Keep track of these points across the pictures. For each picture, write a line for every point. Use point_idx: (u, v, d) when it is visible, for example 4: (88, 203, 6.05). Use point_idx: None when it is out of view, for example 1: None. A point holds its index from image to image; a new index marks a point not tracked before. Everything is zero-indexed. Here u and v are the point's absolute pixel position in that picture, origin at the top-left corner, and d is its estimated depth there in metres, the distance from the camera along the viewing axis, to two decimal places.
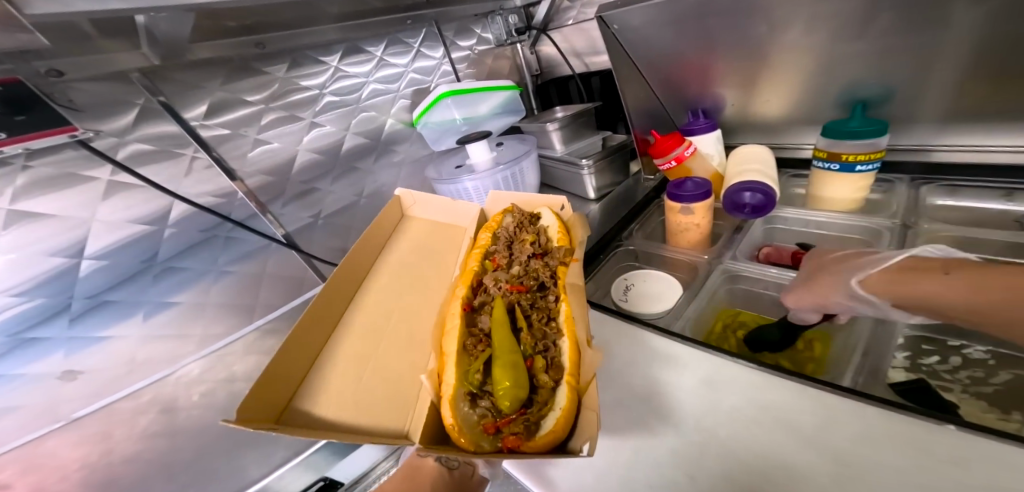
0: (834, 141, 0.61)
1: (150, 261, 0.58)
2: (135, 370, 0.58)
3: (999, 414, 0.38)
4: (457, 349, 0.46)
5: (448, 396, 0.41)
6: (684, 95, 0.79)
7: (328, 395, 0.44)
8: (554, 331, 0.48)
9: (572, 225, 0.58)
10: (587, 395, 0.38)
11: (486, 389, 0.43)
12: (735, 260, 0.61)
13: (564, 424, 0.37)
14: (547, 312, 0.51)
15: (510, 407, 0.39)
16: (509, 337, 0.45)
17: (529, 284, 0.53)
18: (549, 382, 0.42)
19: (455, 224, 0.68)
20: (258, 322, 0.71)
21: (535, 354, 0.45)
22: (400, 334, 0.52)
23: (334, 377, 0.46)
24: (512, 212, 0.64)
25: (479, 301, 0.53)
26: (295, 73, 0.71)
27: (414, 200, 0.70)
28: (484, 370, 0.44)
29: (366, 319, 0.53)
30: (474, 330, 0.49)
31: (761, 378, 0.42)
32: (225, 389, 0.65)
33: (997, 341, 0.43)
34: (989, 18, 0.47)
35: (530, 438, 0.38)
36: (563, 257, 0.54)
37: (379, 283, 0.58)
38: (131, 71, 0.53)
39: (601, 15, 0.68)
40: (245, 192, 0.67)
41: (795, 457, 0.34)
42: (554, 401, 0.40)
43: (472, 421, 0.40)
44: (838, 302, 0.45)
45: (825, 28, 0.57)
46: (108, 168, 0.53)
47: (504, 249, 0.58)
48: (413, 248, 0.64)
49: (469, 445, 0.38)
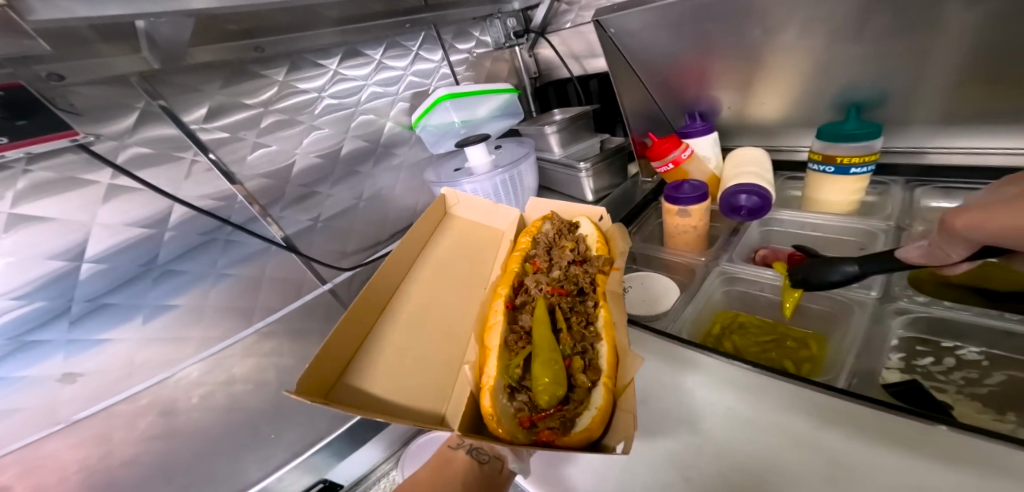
0: (829, 144, 0.62)
1: (148, 264, 0.58)
2: (134, 373, 0.58)
3: (994, 414, 0.39)
4: (499, 344, 0.47)
5: (489, 386, 0.42)
6: (681, 97, 0.80)
7: (377, 375, 0.42)
8: (593, 335, 0.48)
9: (611, 236, 0.56)
10: (623, 397, 0.38)
11: (524, 384, 0.45)
12: (731, 262, 0.62)
13: (600, 422, 0.38)
14: (586, 315, 0.51)
15: (548, 402, 0.40)
16: (550, 336, 0.45)
17: (569, 288, 0.54)
18: (587, 382, 0.42)
19: (493, 226, 0.67)
20: (257, 325, 0.70)
21: (573, 355, 0.45)
22: (442, 326, 0.51)
23: (382, 358, 0.44)
24: (552, 218, 0.63)
25: (520, 300, 0.53)
26: (294, 76, 0.72)
27: (458, 199, 0.66)
28: (523, 365, 0.46)
29: (412, 306, 0.52)
30: (515, 328, 0.50)
31: (756, 379, 0.41)
32: (224, 392, 0.64)
33: (991, 343, 0.43)
34: (982, 21, 0.47)
35: (565, 433, 0.38)
36: (603, 265, 0.53)
37: (425, 273, 0.56)
38: (130, 75, 0.53)
39: (598, 19, 0.68)
40: (245, 196, 0.67)
41: (791, 460, 0.34)
42: (591, 400, 0.40)
43: (509, 412, 0.41)
44: None
45: (821, 31, 0.58)
46: (107, 171, 0.53)
47: (545, 252, 0.58)
48: (455, 242, 0.62)
49: (506, 435, 0.39)
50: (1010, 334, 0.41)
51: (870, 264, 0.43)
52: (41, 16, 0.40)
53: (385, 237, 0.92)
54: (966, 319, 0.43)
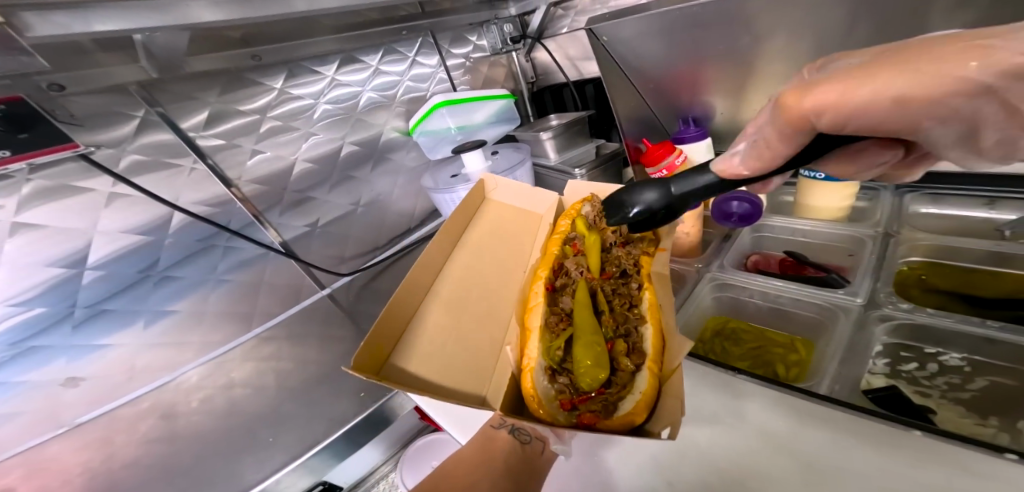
0: None
1: (146, 270, 0.60)
2: (135, 377, 0.61)
3: (977, 419, 0.40)
4: (541, 325, 0.48)
5: (530, 367, 0.44)
6: (676, 103, 0.80)
7: (422, 355, 0.46)
8: (637, 318, 0.49)
9: None
10: (671, 382, 0.39)
11: (565, 366, 0.46)
12: (722, 270, 0.62)
13: (643, 407, 0.39)
14: (628, 299, 0.52)
15: (590, 385, 0.42)
16: (592, 319, 0.46)
17: (612, 271, 0.54)
18: (631, 366, 0.44)
19: (531, 210, 0.66)
20: (257, 330, 0.73)
21: (615, 339, 0.47)
22: (484, 307, 0.53)
23: (427, 339, 0.47)
24: (591, 201, 0.60)
25: (561, 282, 0.54)
26: (290, 83, 0.72)
27: (496, 184, 0.66)
28: (564, 348, 0.47)
29: (452, 289, 0.54)
30: (556, 309, 0.51)
31: (745, 385, 0.43)
32: (223, 394, 0.63)
33: (973, 349, 0.44)
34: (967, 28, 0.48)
35: (607, 417, 0.40)
36: (648, 247, 0.55)
37: (463, 255, 0.58)
38: (128, 84, 0.54)
39: (592, 27, 0.70)
40: (241, 200, 0.68)
41: (771, 463, 0.35)
42: (634, 384, 0.42)
43: (551, 394, 0.43)
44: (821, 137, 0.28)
45: (811, 37, 0.59)
46: (107, 179, 0.54)
47: (587, 234, 0.57)
48: (492, 225, 0.63)
49: (547, 416, 0.41)
50: (990, 341, 0.42)
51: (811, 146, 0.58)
52: (40, 33, 0.41)
53: (383, 242, 0.93)
54: (946, 326, 0.44)
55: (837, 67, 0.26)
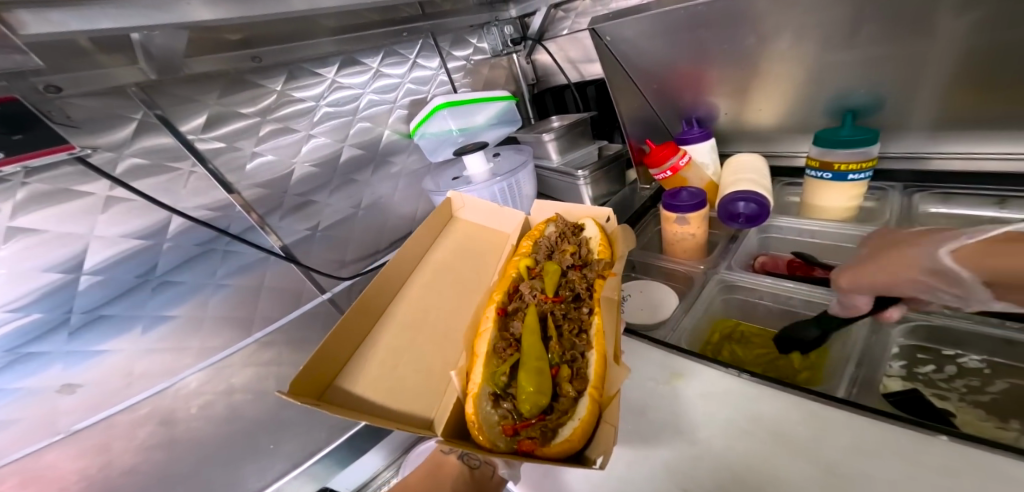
0: (826, 150, 0.62)
1: (146, 275, 0.58)
2: (134, 383, 0.57)
3: (998, 422, 0.39)
4: (487, 350, 0.45)
5: (473, 393, 0.41)
6: (678, 102, 0.80)
7: (369, 376, 0.45)
8: (584, 343, 0.46)
9: (614, 239, 0.54)
10: (608, 409, 0.38)
11: (510, 392, 0.43)
12: (730, 270, 0.62)
13: (580, 434, 0.37)
14: (579, 323, 0.49)
15: (530, 411, 0.39)
16: (539, 344, 0.44)
17: (565, 295, 0.52)
18: (572, 393, 0.41)
19: (499, 230, 0.66)
20: (257, 335, 0.70)
21: (561, 364, 0.44)
22: (435, 328, 0.52)
23: (374, 360, 0.46)
24: (556, 220, 0.61)
25: (513, 306, 0.52)
26: (291, 85, 0.72)
27: (463, 202, 0.67)
28: (509, 373, 0.44)
29: (408, 309, 0.53)
30: (505, 335, 0.48)
31: (753, 389, 0.42)
32: (225, 401, 0.65)
33: (992, 351, 0.43)
34: (976, 26, 0.48)
35: (545, 444, 0.38)
36: (603, 269, 0.52)
37: (423, 276, 0.58)
38: (127, 86, 0.53)
39: (593, 27, 0.70)
40: (242, 205, 0.67)
41: (789, 469, 0.34)
42: (575, 410, 0.39)
43: (493, 420, 0.40)
44: (908, 281, 0.40)
45: (816, 37, 0.58)
46: (105, 183, 0.53)
47: (545, 257, 0.56)
48: (456, 246, 0.63)
49: (487, 443, 0.38)
50: (1010, 343, 0.41)
51: (822, 319, 0.48)
52: (34, 30, 0.40)
53: (384, 246, 0.92)
54: (963, 327, 0.44)
55: (857, 263, 0.45)
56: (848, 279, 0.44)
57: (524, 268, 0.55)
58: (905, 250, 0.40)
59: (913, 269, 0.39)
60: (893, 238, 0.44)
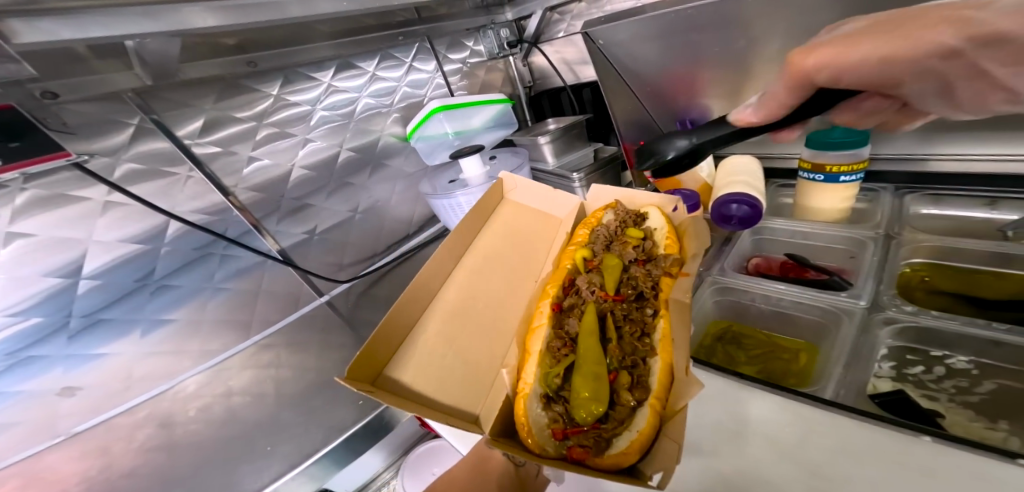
0: (817, 153, 0.62)
1: (144, 279, 0.59)
2: (133, 386, 0.61)
3: (987, 422, 0.40)
4: (541, 349, 0.46)
5: (524, 392, 0.42)
6: (673, 106, 0.80)
7: (419, 365, 0.46)
8: (646, 349, 0.45)
9: (683, 232, 0.53)
10: (671, 422, 0.37)
11: (562, 395, 0.44)
12: (723, 273, 0.62)
13: (638, 448, 0.36)
14: (641, 326, 0.48)
15: (585, 418, 0.39)
16: (597, 348, 0.44)
17: (626, 293, 0.51)
18: (631, 402, 0.40)
19: (551, 215, 0.66)
20: (255, 338, 0.73)
21: (620, 369, 0.44)
22: (488, 318, 0.52)
23: (425, 348, 0.47)
24: (615, 208, 0.61)
25: (569, 303, 0.51)
26: (287, 89, 0.72)
27: (515, 185, 0.65)
28: (563, 375, 0.45)
29: (459, 297, 0.53)
30: (560, 333, 0.48)
31: (744, 391, 0.42)
32: (221, 403, 0.62)
33: (980, 352, 0.44)
34: None
35: (598, 453, 0.38)
36: (670, 266, 0.50)
37: (473, 262, 0.58)
38: (124, 91, 0.54)
39: (587, 30, 0.70)
40: (238, 208, 0.68)
41: (776, 471, 0.35)
42: (633, 421, 0.39)
43: (543, 423, 0.41)
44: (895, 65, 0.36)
45: (807, 40, 0.58)
46: (102, 188, 0.54)
47: (603, 248, 0.55)
48: (508, 232, 0.62)
49: (536, 447, 0.39)
50: (996, 343, 0.42)
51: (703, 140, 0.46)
52: (25, 40, 0.39)
53: (382, 248, 0.93)
54: (951, 329, 0.44)
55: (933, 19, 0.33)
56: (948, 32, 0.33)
57: (581, 260, 0.55)
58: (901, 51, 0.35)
59: (921, 46, 0.32)
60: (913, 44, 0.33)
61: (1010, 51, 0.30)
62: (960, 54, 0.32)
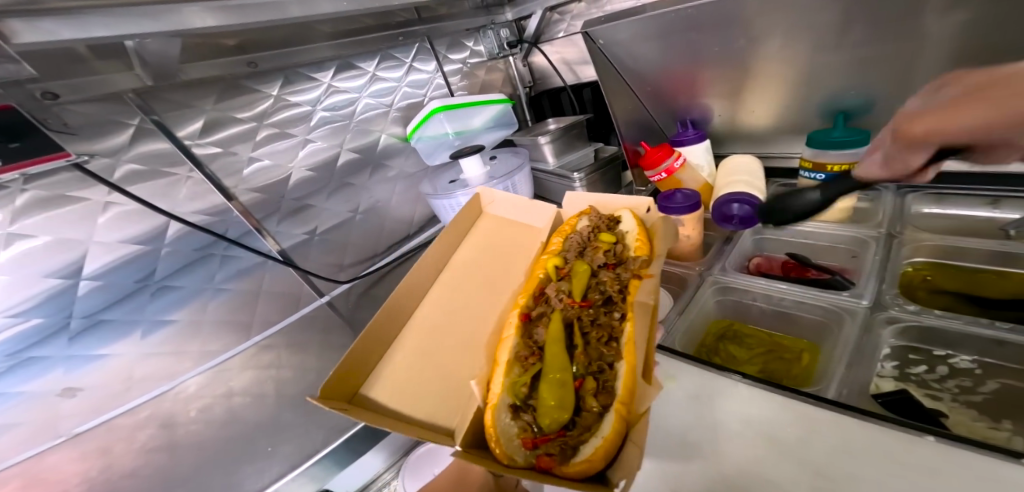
0: (819, 152, 0.62)
1: (145, 280, 0.59)
2: (133, 386, 0.59)
3: (990, 422, 0.40)
4: (508, 358, 0.45)
5: (492, 403, 0.41)
6: (673, 105, 0.80)
7: (395, 381, 0.46)
8: (612, 353, 0.44)
9: (653, 232, 0.53)
10: (635, 428, 0.35)
11: (530, 403, 0.42)
12: (724, 273, 0.62)
13: (602, 455, 0.35)
14: (609, 331, 0.46)
15: (550, 426, 0.39)
16: (563, 354, 0.43)
17: (593, 299, 0.50)
18: (597, 408, 0.40)
19: (529, 224, 0.66)
20: (255, 338, 0.71)
21: (586, 376, 0.43)
22: (460, 331, 0.52)
23: (400, 364, 0.48)
24: (590, 213, 0.61)
25: (537, 311, 0.50)
26: (287, 90, 0.72)
27: (492, 197, 0.68)
28: (530, 384, 0.44)
29: (435, 313, 0.54)
30: (529, 342, 0.47)
31: (751, 392, 0.42)
32: (223, 404, 0.63)
33: (983, 351, 0.43)
34: (964, 27, 0.48)
35: (564, 462, 0.37)
36: (639, 269, 0.49)
37: (449, 279, 0.59)
38: (125, 92, 0.54)
39: (587, 30, 0.70)
40: (240, 211, 0.68)
41: (777, 471, 0.35)
42: (599, 427, 0.38)
43: (512, 433, 0.39)
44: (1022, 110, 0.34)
45: (808, 38, 0.58)
46: (102, 188, 0.54)
47: (575, 255, 0.54)
48: (486, 245, 0.63)
49: (503, 457, 0.37)
50: (999, 343, 0.42)
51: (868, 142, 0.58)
52: (25, 40, 0.39)
53: (382, 249, 0.93)
54: (954, 328, 0.44)
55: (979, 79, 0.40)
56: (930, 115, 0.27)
57: (553, 268, 0.54)
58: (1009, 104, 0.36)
59: None
60: None
61: None
62: None
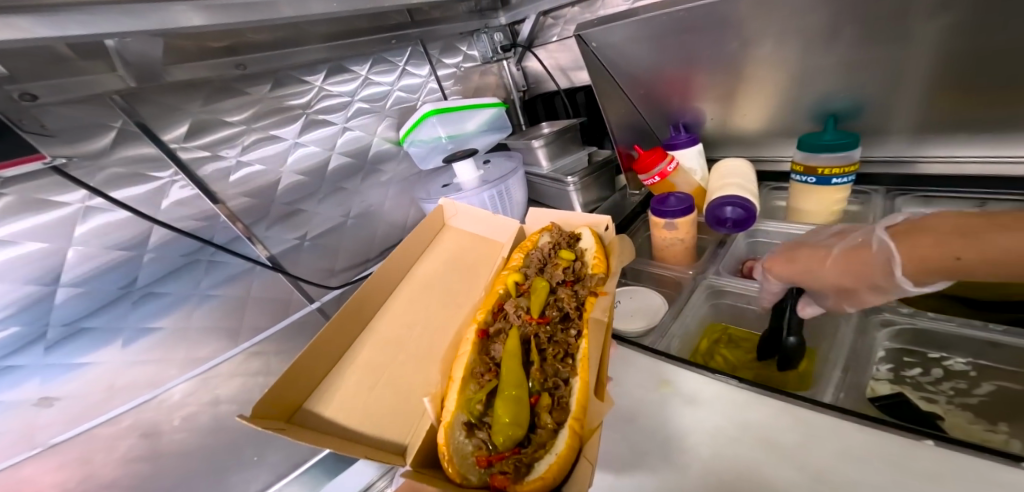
0: (810, 155, 0.63)
1: (128, 287, 0.57)
2: (115, 395, 0.56)
3: (986, 425, 0.39)
4: (464, 374, 0.44)
5: (445, 422, 0.39)
6: (667, 108, 0.81)
7: (342, 398, 0.44)
8: (568, 370, 0.44)
9: (612, 249, 0.54)
10: (588, 443, 0.35)
11: (486, 420, 0.42)
12: (719, 275, 0.62)
13: (556, 472, 0.34)
14: (565, 347, 0.47)
15: (504, 443, 0.37)
16: (519, 370, 0.43)
17: (551, 315, 0.50)
18: (551, 424, 0.39)
19: (492, 240, 0.65)
20: (244, 345, 0.69)
21: (541, 392, 0.42)
22: (417, 346, 0.51)
23: (348, 384, 0.46)
24: (551, 230, 0.60)
25: (495, 328, 0.49)
26: (279, 93, 0.71)
27: (455, 211, 0.66)
28: (486, 400, 0.43)
29: (390, 328, 0.52)
30: (485, 359, 0.47)
31: (741, 395, 0.42)
32: (208, 412, 0.63)
33: (977, 354, 0.44)
34: (952, 29, 0.48)
35: (518, 480, 0.35)
36: (596, 286, 0.51)
37: (407, 293, 0.57)
38: (110, 93, 0.53)
39: (581, 32, 0.70)
40: (227, 215, 0.66)
41: (777, 475, 0.34)
42: (553, 444, 0.37)
43: (466, 452, 0.38)
44: (876, 263, 0.39)
45: (798, 41, 0.59)
46: (82, 193, 0.52)
47: (536, 272, 0.54)
48: (447, 258, 0.62)
49: (457, 476, 0.36)
50: (994, 345, 0.42)
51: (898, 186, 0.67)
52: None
53: (374, 254, 0.92)
54: (947, 330, 0.44)
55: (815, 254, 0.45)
56: (834, 295, 0.44)
57: (512, 284, 0.53)
58: (854, 268, 0.41)
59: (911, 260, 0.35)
60: (862, 256, 0.40)
61: (951, 238, 0.32)
62: (952, 253, 0.32)
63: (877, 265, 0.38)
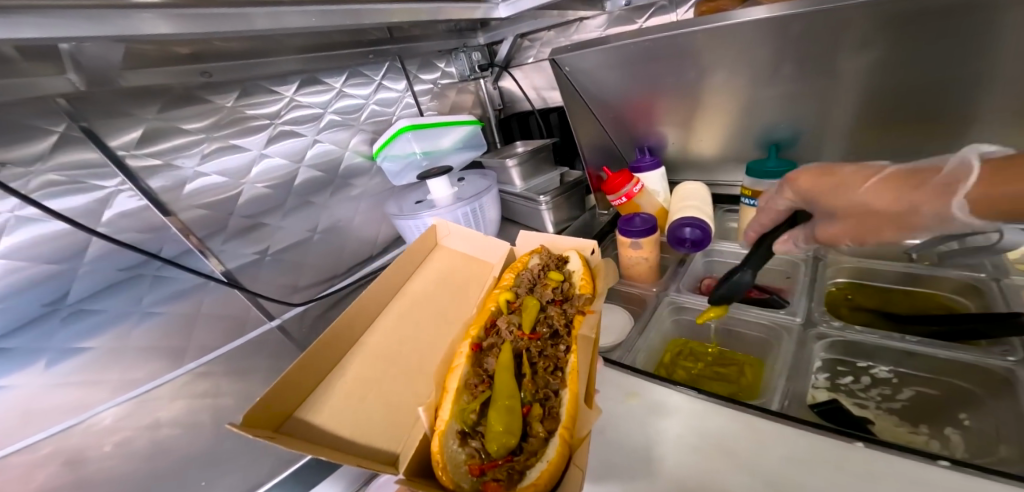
0: (757, 181, 0.69)
1: (56, 303, 0.54)
2: (31, 420, 0.54)
3: (910, 427, 0.45)
4: (458, 385, 0.43)
5: (439, 430, 0.39)
6: (634, 132, 0.87)
7: (332, 409, 0.43)
8: (559, 382, 0.45)
9: (597, 272, 0.55)
10: (578, 451, 0.36)
11: (479, 430, 0.41)
12: (679, 292, 0.67)
13: (548, 479, 0.34)
14: (555, 361, 0.47)
15: (498, 451, 0.38)
16: (512, 381, 0.43)
17: (542, 331, 0.50)
18: (543, 432, 0.39)
19: (481, 260, 0.65)
20: (190, 365, 0.67)
21: (533, 403, 0.43)
22: (410, 360, 0.50)
23: (338, 396, 0.45)
24: (540, 252, 0.61)
25: (488, 342, 0.49)
26: (245, 102, 0.69)
27: (447, 231, 0.67)
28: (479, 410, 0.43)
29: (382, 341, 0.52)
30: (478, 371, 0.46)
31: (700, 406, 0.44)
32: (147, 436, 0.54)
33: (898, 362, 0.49)
34: (873, 69, 0.56)
35: (511, 487, 0.35)
36: (583, 306, 0.51)
37: (400, 307, 0.57)
38: (55, 96, 0.50)
39: (554, 57, 0.73)
40: (179, 227, 0.63)
41: (731, 481, 0.36)
42: (545, 452, 0.37)
43: (459, 460, 0.38)
44: (940, 187, 0.36)
45: (747, 75, 0.65)
46: (13, 201, 0.49)
47: (527, 291, 0.54)
48: (438, 277, 0.62)
49: (450, 484, 0.36)
50: (909, 354, 0.48)
51: None
52: None
53: (342, 270, 0.89)
54: (872, 342, 0.50)
55: (857, 173, 0.44)
56: (849, 224, 0.44)
57: (504, 301, 0.54)
58: (904, 189, 0.39)
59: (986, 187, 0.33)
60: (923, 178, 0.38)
61: None
62: None
63: (937, 186, 0.36)
